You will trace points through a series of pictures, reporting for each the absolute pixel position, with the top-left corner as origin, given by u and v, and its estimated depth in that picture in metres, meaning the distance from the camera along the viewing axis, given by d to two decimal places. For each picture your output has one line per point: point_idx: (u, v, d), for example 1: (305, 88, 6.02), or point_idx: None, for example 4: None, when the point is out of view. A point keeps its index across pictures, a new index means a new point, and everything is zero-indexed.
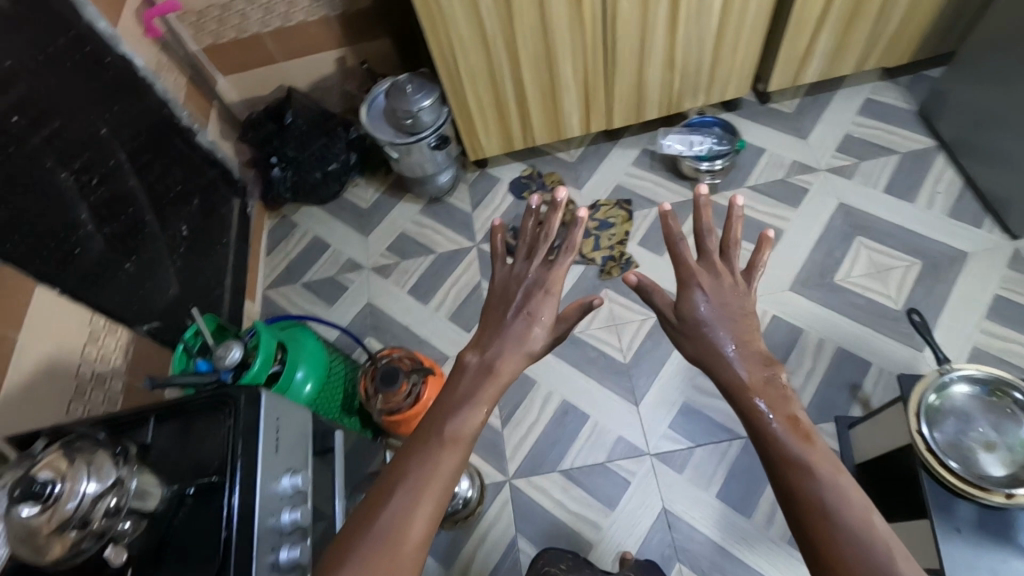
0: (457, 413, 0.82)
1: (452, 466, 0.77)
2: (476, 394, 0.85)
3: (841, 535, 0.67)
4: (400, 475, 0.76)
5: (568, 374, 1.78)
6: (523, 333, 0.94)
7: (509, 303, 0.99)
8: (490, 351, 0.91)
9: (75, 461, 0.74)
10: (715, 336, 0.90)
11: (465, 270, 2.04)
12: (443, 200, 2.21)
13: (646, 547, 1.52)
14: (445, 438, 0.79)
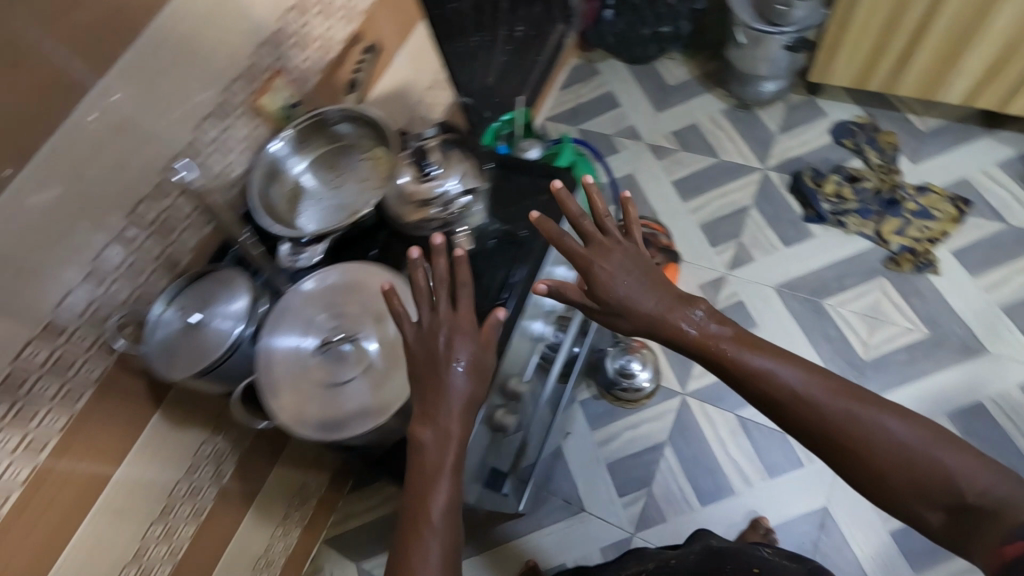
0: (436, 485, 0.70)
1: (450, 509, 0.70)
2: (452, 448, 0.72)
3: (857, 424, 0.68)
4: (402, 562, 0.66)
5: (794, 337, 1.65)
6: (459, 389, 0.74)
7: (430, 362, 0.76)
8: (432, 417, 0.73)
9: None
10: (643, 304, 0.80)
11: (740, 188, 1.90)
12: (752, 109, 2.02)
13: (786, 528, 1.46)
14: (420, 504, 0.70)
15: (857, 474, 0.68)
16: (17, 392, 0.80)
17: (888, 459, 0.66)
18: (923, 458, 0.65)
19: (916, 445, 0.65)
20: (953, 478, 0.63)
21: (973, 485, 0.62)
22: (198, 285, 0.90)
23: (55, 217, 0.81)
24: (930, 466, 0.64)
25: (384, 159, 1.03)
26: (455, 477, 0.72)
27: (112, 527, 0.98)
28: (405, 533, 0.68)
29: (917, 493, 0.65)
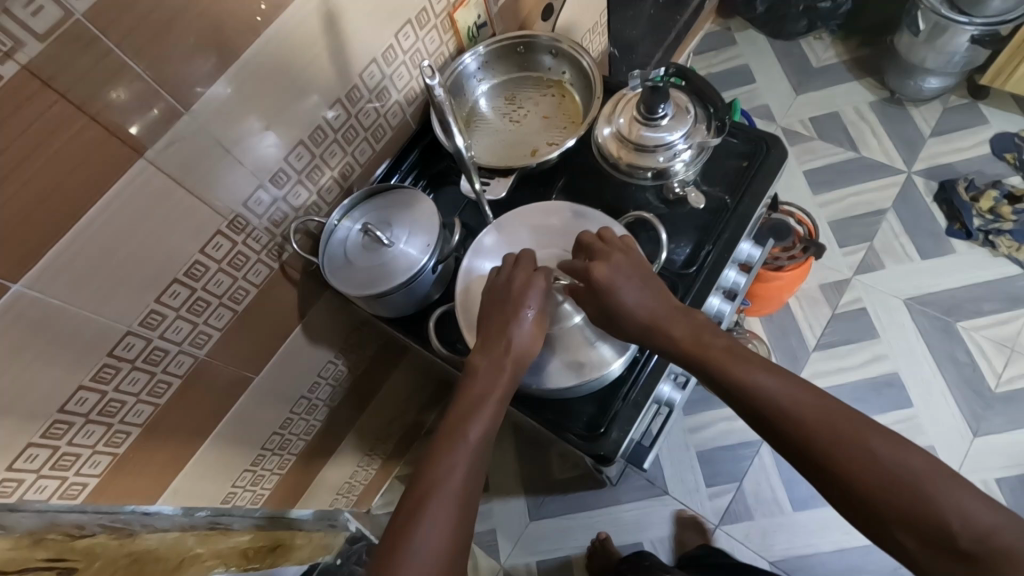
0: (464, 432, 0.66)
1: (472, 463, 0.64)
2: (495, 398, 0.69)
3: (836, 441, 0.56)
4: (413, 507, 0.60)
5: (919, 356, 1.54)
6: (524, 331, 0.72)
7: (494, 308, 0.75)
8: (491, 356, 0.72)
9: (693, 110, 0.76)
10: (624, 295, 0.72)
11: (879, 189, 1.76)
12: (904, 106, 1.86)
13: (883, 550, 1.39)
14: (442, 450, 0.64)
15: (836, 494, 0.57)
16: (197, 282, 0.77)
17: (868, 480, 0.54)
18: (907, 485, 0.52)
19: (902, 463, 0.54)
20: (948, 513, 0.50)
21: (972, 525, 0.50)
22: (382, 203, 0.87)
23: (261, 108, 0.73)
24: (917, 498, 0.52)
25: (573, 101, 0.96)
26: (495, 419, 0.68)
27: (237, 428, 0.98)
28: (420, 477, 0.63)
29: (902, 525, 0.52)
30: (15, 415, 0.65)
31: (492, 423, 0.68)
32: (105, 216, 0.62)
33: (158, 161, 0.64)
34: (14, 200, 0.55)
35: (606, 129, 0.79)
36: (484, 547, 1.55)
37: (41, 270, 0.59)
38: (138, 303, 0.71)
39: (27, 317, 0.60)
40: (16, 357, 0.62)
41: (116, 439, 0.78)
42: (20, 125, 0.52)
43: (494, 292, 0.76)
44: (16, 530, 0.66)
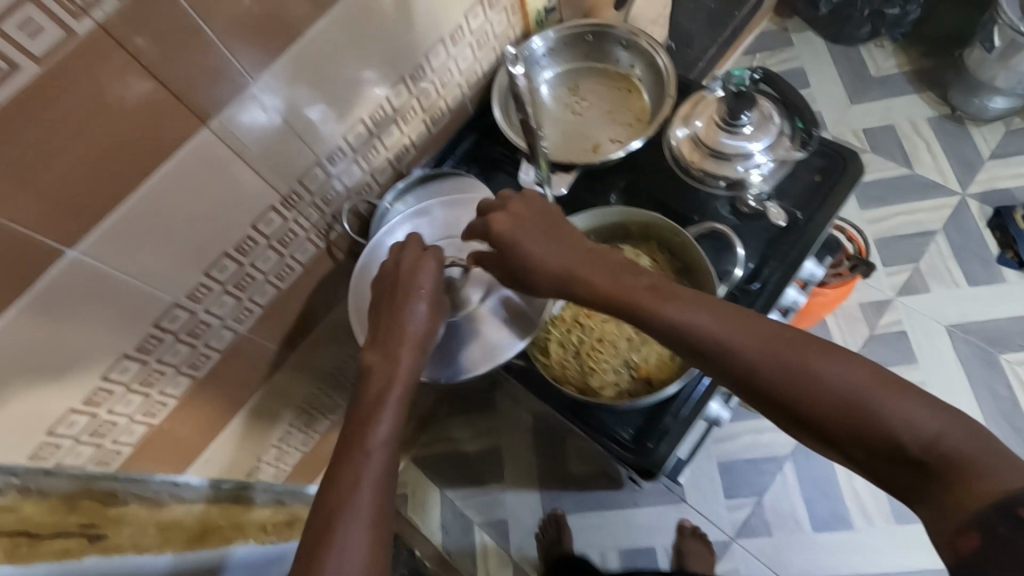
0: (366, 438, 0.59)
1: (381, 467, 0.58)
2: (392, 395, 0.63)
3: (771, 361, 0.50)
4: (325, 515, 0.54)
5: (958, 386, 1.50)
6: (417, 321, 0.67)
7: (384, 292, 0.69)
8: (384, 351, 0.66)
9: (776, 119, 0.71)
10: (530, 246, 0.63)
11: (929, 209, 1.69)
12: (965, 125, 1.78)
13: None
14: (345, 455, 0.58)
15: (786, 422, 0.50)
16: (245, 258, 0.75)
17: (817, 402, 0.47)
18: (863, 398, 0.46)
19: (849, 371, 0.47)
20: (893, 424, 0.45)
21: (917, 432, 0.44)
22: (438, 199, 0.83)
23: (326, 84, 0.70)
24: (873, 416, 0.45)
25: (640, 97, 0.92)
26: (400, 415, 0.62)
27: (269, 402, 0.97)
28: (329, 481, 0.57)
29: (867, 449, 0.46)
30: (60, 380, 0.64)
31: (398, 419, 0.62)
32: (164, 186, 0.60)
33: (222, 132, 0.62)
34: (78, 165, 0.52)
35: (680, 131, 0.75)
36: (495, 536, 1.54)
37: (98, 237, 0.58)
38: (188, 275, 0.69)
39: (80, 284, 0.59)
40: (67, 323, 0.60)
41: (153, 409, 0.77)
42: (91, 88, 0.50)
43: (384, 280, 0.71)
44: (53, 494, 0.65)
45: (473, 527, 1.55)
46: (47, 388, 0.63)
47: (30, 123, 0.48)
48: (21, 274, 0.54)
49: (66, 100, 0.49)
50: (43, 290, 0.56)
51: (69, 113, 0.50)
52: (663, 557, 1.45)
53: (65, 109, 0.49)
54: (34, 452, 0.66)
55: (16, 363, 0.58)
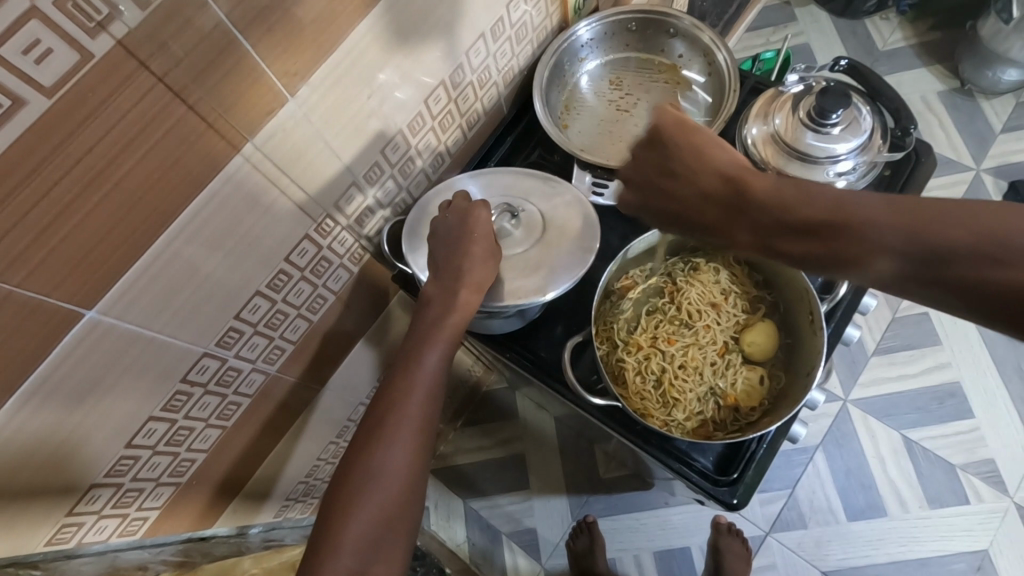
0: (418, 361, 0.61)
1: (430, 387, 0.61)
2: (448, 320, 0.63)
3: (857, 210, 0.44)
4: (370, 431, 0.58)
5: (983, 365, 1.47)
6: (479, 266, 0.65)
7: (448, 243, 0.66)
8: (442, 287, 0.64)
9: (865, 113, 0.65)
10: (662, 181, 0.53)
11: (946, 187, 1.66)
12: (975, 98, 1.75)
13: (936, 563, 1.33)
14: (399, 375, 0.61)
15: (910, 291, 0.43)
16: (277, 294, 0.66)
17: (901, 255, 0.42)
18: (985, 240, 0.39)
19: (968, 219, 0.40)
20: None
21: None
22: (530, 200, 0.74)
23: (365, 95, 0.60)
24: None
25: (692, 91, 0.85)
26: (454, 345, 0.63)
27: (297, 441, 0.88)
28: (376, 412, 0.59)
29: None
30: (82, 455, 0.55)
31: (451, 347, 0.63)
32: (194, 226, 0.51)
33: (256, 157, 0.53)
34: (98, 212, 0.43)
35: (755, 127, 0.69)
36: (524, 547, 1.48)
37: (121, 292, 0.48)
38: (217, 321, 0.60)
39: (102, 347, 0.50)
40: (88, 392, 0.51)
41: (181, 469, 0.68)
42: (111, 119, 0.41)
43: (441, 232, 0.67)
44: None
45: (500, 539, 1.49)
46: (66, 466, 0.54)
47: (41, 169, 0.39)
48: (35, 346, 0.45)
49: (83, 137, 0.40)
50: (60, 360, 0.47)
51: (85, 151, 0.40)
52: (699, 557, 1.41)
53: (81, 148, 0.40)
54: (53, 535, 0.58)
55: (31, 444, 0.50)
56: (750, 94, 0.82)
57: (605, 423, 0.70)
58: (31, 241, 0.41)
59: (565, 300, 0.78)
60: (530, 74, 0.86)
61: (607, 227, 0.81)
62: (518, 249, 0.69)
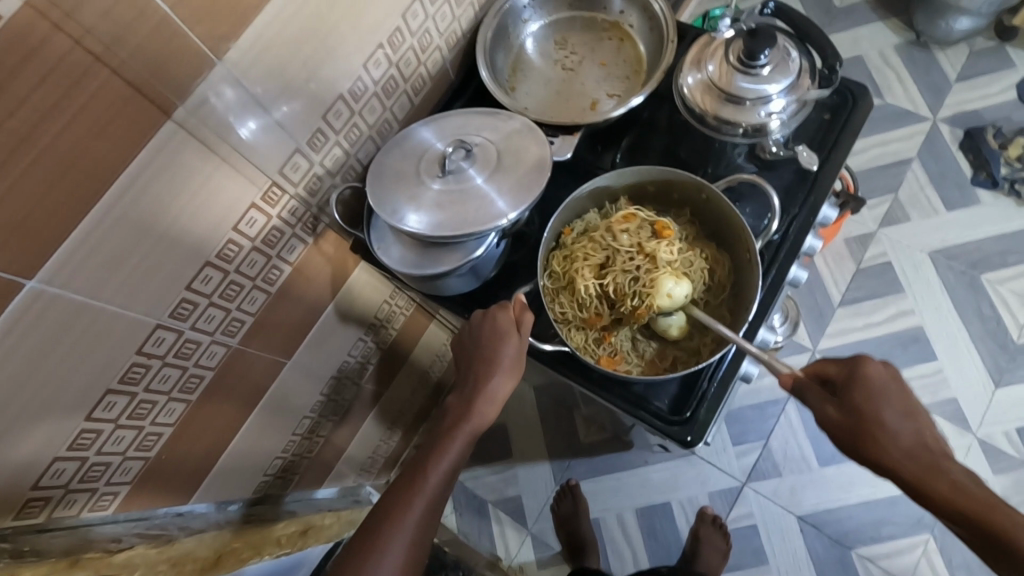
0: (426, 473, 0.64)
1: (432, 501, 0.63)
2: (461, 429, 0.66)
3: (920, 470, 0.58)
4: (369, 538, 0.60)
5: (946, 309, 1.51)
6: (503, 375, 0.66)
7: (474, 355, 0.68)
8: (467, 392, 0.68)
9: (794, 54, 0.67)
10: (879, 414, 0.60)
11: (904, 138, 1.69)
12: (931, 50, 1.78)
13: (904, 501, 1.37)
14: (405, 487, 0.63)
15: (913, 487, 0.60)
16: (230, 265, 0.67)
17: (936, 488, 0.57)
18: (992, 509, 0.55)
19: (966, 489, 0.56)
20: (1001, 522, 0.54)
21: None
22: (483, 133, 0.73)
23: (295, 61, 0.62)
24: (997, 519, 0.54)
25: (634, 45, 0.86)
26: (469, 445, 0.66)
27: (270, 417, 0.90)
28: (383, 510, 0.62)
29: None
30: (41, 426, 0.56)
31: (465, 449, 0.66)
32: (131, 191, 0.52)
33: (190, 122, 0.54)
34: (31, 174, 0.45)
35: (691, 76, 0.70)
36: (509, 514, 1.51)
37: (64, 258, 0.50)
38: (168, 290, 0.61)
39: (48, 315, 0.51)
40: (39, 361, 0.52)
41: (148, 443, 0.70)
42: (27, 81, 0.42)
43: (471, 333, 0.69)
44: (52, 553, 0.59)
45: (487, 509, 1.53)
46: (23, 438, 0.55)
47: None
48: None
49: (3, 101, 0.42)
50: (5, 329, 0.48)
51: (8, 113, 0.42)
52: (681, 512, 1.44)
53: (3, 110, 0.42)
54: (20, 507, 0.59)
55: None
56: (690, 46, 0.84)
57: (562, 371, 0.73)
58: None
59: (520, 258, 0.80)
60: (474, 37, 0.86)
61: (556, 185, 0.83)
62: (481, 180, 0.69)
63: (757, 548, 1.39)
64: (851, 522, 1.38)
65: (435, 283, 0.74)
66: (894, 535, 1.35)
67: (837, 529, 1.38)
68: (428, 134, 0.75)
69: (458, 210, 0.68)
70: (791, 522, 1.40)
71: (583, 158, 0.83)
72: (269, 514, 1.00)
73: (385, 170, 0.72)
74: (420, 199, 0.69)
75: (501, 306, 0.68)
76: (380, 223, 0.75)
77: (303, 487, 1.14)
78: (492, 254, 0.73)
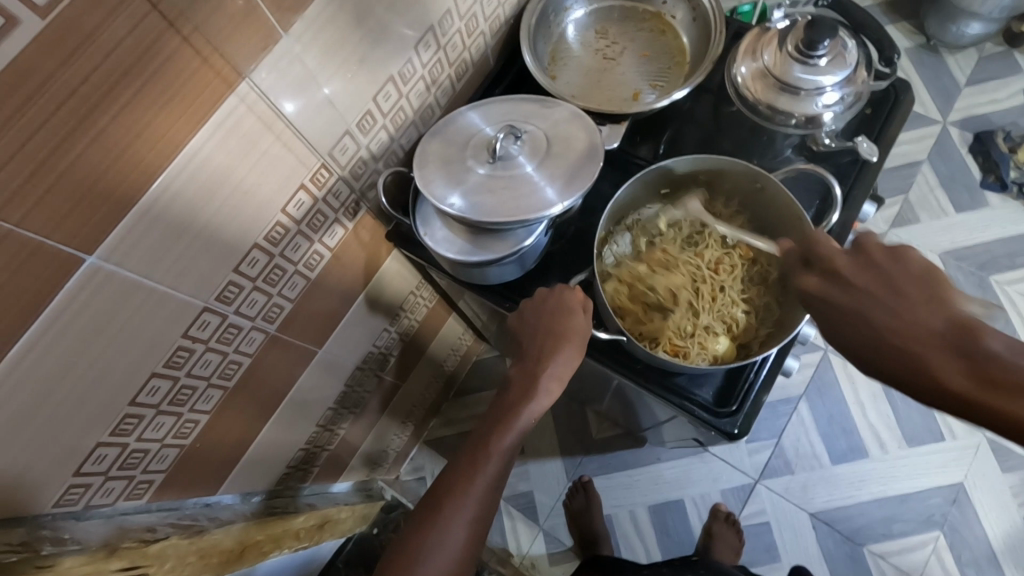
0: (491, 443, 0.63)
1: (494, 475, 0.63)
2: (524, 406, 0.65)
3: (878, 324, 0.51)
4: (431, 511, 0.60)
5: None
6: (567, 356, 0.66)
7: (537, 334, 0.68)
8: (524, 374, 0.67)
9: (850, 47, 0.66)
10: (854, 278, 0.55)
11: (915, 140, 1.71)
12: (940, 54, 1.80)
13: (915, 499, 1.39)
14: (469, 459, 0.63)
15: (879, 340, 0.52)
16: (276, 248, 0.65)
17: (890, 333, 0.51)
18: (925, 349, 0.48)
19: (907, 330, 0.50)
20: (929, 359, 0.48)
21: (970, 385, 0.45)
22: (532, 121, 0.72)
23: (352, 38, 0.60)
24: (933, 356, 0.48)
25: (676, 36, 0.86)
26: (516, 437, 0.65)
27: (301, 405, 0.88)
28: (443, 486, 0.62)
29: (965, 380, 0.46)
30: (87, 411, 0.54)
31: (520, 437, 0.65)
32: (190, 168, 0.51)
33: (250, 98, 0.53)
34: (95, 147, 0.43)
35: (745, 66, 0.70)
36: (521, 510, 1.50)
37: (121, 235, 0.48)
38: (217, 274, 0.59)
39: (104, 293, 0.49)
40: (92, 341, 0.50)
41: (184, 431, 0.68)
42: (104, 47, 0.41)
43: (530, 313, 0.69)
44: (92, 543, 0.57)
45: (499, 504, 1.51)
46: (71, 423, 0.53)
47: (39, 94, 0.38)
48: (37, 290, 0.44)
49: (76, 69, 0.40)
50: (61, 309, 0.46)
51: (80, 80, 0.40)
52: (693, 509, 1.44)
53: (75, 79, 0.40)
54: (60, 496, 0.56)
55: (36, 396, 0.48)
56: (733, 39, 0.84)
57: (606, 362, 0.73)
58: (32, 172, 0.40)
59: (560, 249, 0.79)
60: (515, 24, 0.85)
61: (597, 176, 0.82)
62: (529, 167, 0.68)
63: (769, 546, 1.39)
64: (863, 520, 1.39)
65: (479, 271, 0.72)
66: (905, 532, 1.36)
67: (849, 526, 1.38)
68: (476, 120, 0.73)
69: (505, 197, 0.66)
70: (804, 519, 1.40)
71: (624, 148, 0.82)
72: (290, 507, 0.98)
73: (430, 153, 0.71)
74: (465, 183, 0.68)
75: (564, 287, 0.69)
76: (426, 208, 0.73)
77: (321, 479, 1.12)
78: (539, 243, 0.72)
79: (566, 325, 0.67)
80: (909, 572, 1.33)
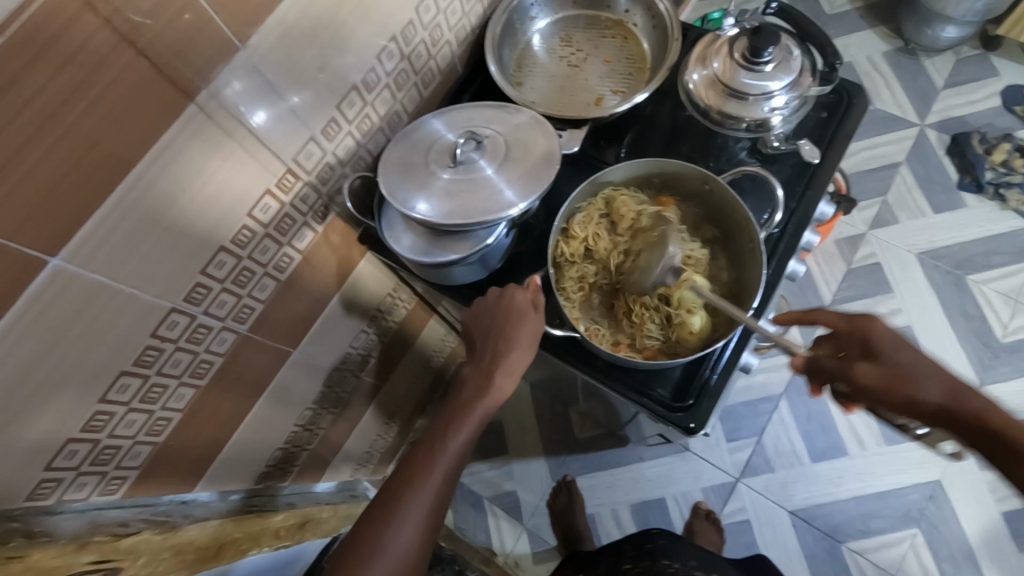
0: (445, 440, 0.66)
1: (448, 468, 0.65)
2: (479, 404, 0.68)
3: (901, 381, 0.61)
4: (383, 502, 0.62)
5: (933, 309, 1.54)
6: (518, 353, 0.69)
7: (491, 334, 0.71)
8: (481, 371, 0.70)
9: (795, 52, 0.69)
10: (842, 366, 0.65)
11: (892, 142, 1.73)
12: (917, 57, 1.83)
13: (893, 496, 1.40)
14: (424, 451, 0.66)
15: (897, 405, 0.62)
16: (242, 251, 0.67)
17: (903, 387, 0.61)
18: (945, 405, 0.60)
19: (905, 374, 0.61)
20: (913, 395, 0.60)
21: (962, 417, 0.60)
22: (493, 126, 0.75)
23: (313, 47, 0.63)
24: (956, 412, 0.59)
25: (638, 43, 0.89)
26: (474, 432, 0.68)
27: (275, 406, 0.90)
28: (399, 475, 0.64)
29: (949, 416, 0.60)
30: (55, 409, 0.56)
31: (474, 434, 0.67)
32: (150, 175, 0.53)
33: (210, 106, 0.55)
34: (56, 152, 0.46)
35: (696, 73, 0.73)
36: (506, 509, 1.52)
37: (84, 239, 0.50)
38: (183, 275, 0.61)
39: (69, 295, 0.51)
40: (59, 340, 0.53)
41: (157, 427, 0.70)
42: (60, 58, 0.43)
43: (485, 313, 0.72)
44: (62, 535, 0.59)
45: (483, 504, 1.53)
46: (39, 418, 0.55)
47: None
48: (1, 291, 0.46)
49: (33, 79, 0.43)
50: (27, 308, 0.49)
51: (39, 91, 0.43)
52: (675, 507, 1.46)
53: (33, 88, 0.43)
54: (31, 489, 0.59)
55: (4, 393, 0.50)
56: (692, 45, 0.86)
57: (565, 358, 0.75)
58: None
59: (525, 250, 0.81)
60: (482, 33, 0.88)
61: (560, 180, 0.84)
62: (490, 170, 0.70)
63: (749, 543, 1.41)
64: (842, 517, 1.40)
65: (443, 272, 0.75)
66: (884, 529, 1.38)
67: (828, 523, 1.40)
68: (439, 126, 0.76)
69: (469, 200, 0.69)
70: (784, 517, 1.42)
71: (588, 152, 0.85)
72: (269, 505, 1.00)
73: (394, 157, 0.74)
74: (430, 188, 0.70)
75: (518, 287, 0.72)
76: (391, 212, 0.76)
77: (302, 479, 1.14)
78: (500, 243, 0.75)
79: (517, 323, 0.70)
80: (887, 569, 1.35)
